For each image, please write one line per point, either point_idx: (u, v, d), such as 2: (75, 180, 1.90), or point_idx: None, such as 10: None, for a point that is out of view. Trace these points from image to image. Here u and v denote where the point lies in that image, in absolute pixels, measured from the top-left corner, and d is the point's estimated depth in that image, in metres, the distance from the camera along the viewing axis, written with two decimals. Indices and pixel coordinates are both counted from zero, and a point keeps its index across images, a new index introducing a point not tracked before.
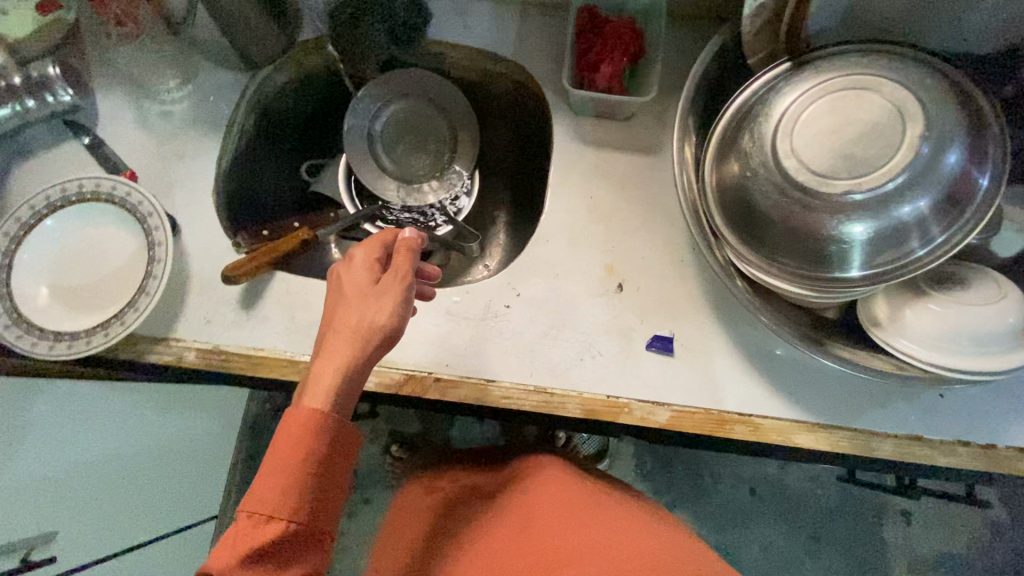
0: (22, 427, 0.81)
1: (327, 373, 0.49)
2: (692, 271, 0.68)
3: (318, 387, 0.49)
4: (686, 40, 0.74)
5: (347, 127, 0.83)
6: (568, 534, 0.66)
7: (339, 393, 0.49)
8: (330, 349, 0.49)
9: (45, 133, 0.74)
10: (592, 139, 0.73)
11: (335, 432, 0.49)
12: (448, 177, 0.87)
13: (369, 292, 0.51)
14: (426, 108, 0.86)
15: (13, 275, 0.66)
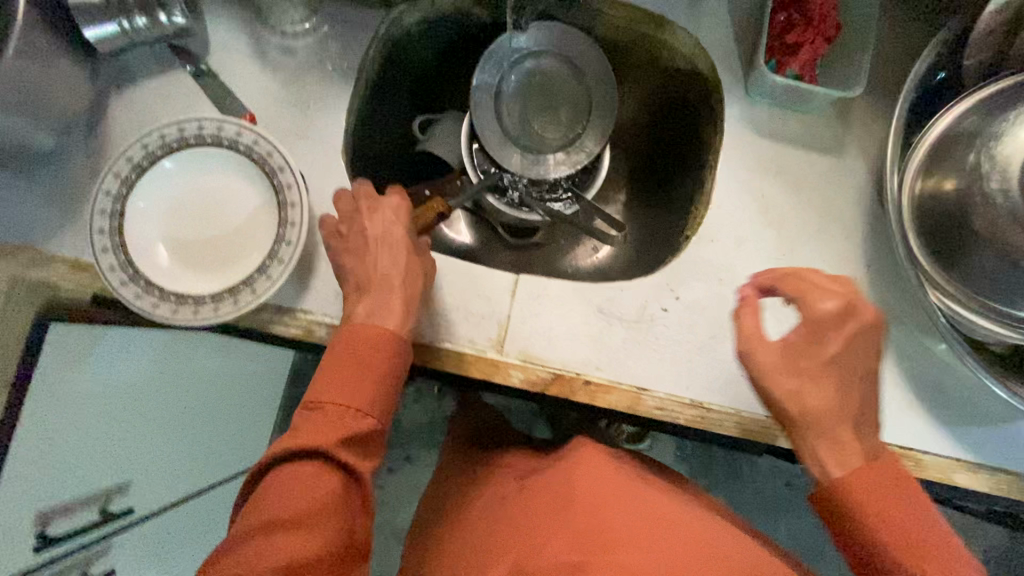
0: (106, 375, 0.73)
1: (373, 331, 0.51)
2: (865, 291, 0.63)
3: (367, 344, 0.51)
4: (888, 29, 0.65)
5: (474, 84, 0.73)
6: (613, 517, 0.50)
7: (388, 354, 0.51)
8: (376, 317, 0.52)
9: (150, 59, 0.64)
10: (768, 132, 0.66)
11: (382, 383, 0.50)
12: (577, 151, 0.75)
13: (406, 256, 0.56)
14: (564, 72, 0.76)
15: (126, 224, 0.58)
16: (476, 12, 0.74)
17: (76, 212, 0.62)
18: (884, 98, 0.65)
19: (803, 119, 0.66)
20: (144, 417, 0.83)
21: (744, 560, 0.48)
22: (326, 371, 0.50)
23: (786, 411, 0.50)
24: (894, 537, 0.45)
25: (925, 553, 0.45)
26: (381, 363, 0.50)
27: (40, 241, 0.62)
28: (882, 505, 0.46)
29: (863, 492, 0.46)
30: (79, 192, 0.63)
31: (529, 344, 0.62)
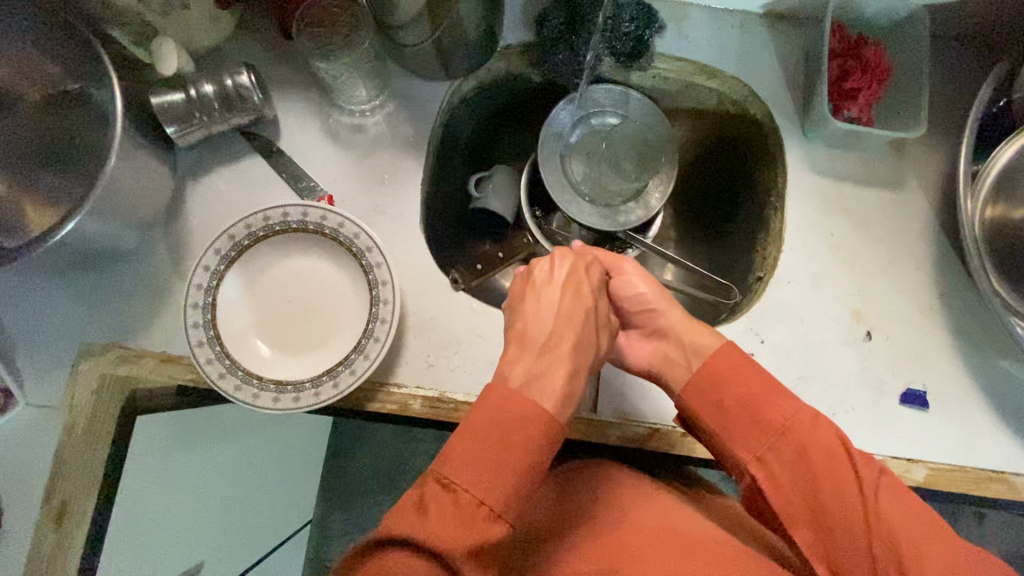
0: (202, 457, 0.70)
1: (525, 402, 0.42)
2: (943, 320, 0.65)
3: (518, 413, 0.41)
4: (934, 66, 0.68)
5: (541, 140, 0.74)
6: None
7: (532, 426, 0.41)
8: (500, 417, 0.41)
9: (225, 149, 0.65)
10: (830, 171, 0.67)
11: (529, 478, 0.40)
12: (645, 199, 0.76)
13: (584, 320, 0.52)
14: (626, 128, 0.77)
15: (219, 316, 0.59)
16: (528, 73, 0.75)
17: (161, 305, 0.63)
18: (940, 131, 0.67)
19: (861, 157, 0.68)
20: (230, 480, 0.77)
21: (714, 410, 0.49)
22: (466, 433, 0.40)
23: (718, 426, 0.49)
24: (755, 387, 0.48)
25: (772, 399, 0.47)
26: (534, 442, 0.41)
27: (127, 337, 0.62)
28: (738, 371, 0.49)
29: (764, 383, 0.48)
30: (163, 285, 0.63)
31: (622, 401, 0.62)
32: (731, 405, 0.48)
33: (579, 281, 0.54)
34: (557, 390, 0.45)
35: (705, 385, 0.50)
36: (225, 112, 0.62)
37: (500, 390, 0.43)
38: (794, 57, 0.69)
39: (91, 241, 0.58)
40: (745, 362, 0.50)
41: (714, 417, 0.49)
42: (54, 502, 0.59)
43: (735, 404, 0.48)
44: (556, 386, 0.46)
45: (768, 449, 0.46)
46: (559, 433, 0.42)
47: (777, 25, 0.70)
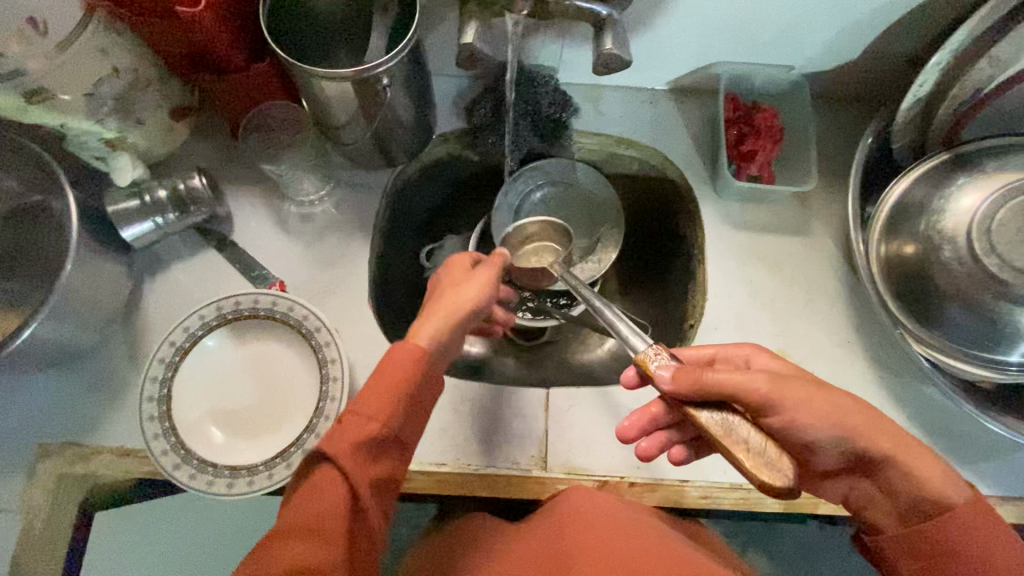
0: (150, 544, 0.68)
1: (405, 351, 0.45)
2: (861, 352, 0.69)
3: (398, 360, 0.45)
4: (821, 123, 0.76)
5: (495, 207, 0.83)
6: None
7: (411, 371, 0.44)
8: (383, 371, 0.44)
9: (180, 245, 0.70)
10: (742, 223, 0.74)
11: (418, 397, 0.45)
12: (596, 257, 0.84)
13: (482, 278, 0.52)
14: (571, 195, 0.85)
15: (174, 406, 0.61)
16: (465, 154, 0.82)
17: (119, 400, 0.65)
18: (836, 180, 0.74)
19: (769, 208, 0.74)
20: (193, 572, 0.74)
21: (916, 546, 0.45)
22: (371, 385, 0.44)
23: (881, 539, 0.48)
24: (987, 555, 0.43)
25: (994, 559, 0.43)
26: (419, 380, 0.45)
27: (85, 435, 0.64)
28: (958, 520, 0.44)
29: (986, 555, 0.43)
30: (122, 380, 0.65)
31: (571, 455, 0.65)
32: (938, 558, 0.44)
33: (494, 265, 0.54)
34: (433, 327, 0.47)
35: (913, 539, 0.45)
36: (180, 213, 0.67)
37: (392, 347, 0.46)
38: (701, 123, 0.77)
39: (50, 345, 0.61)
40: (1004, 537, 0.43)
41: (917, 564, 0.45)
42: None
43: (947, 560, 0.44)
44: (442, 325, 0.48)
45: None
46: (430, 356, 0.46)
47: (679, 98, 0.79)
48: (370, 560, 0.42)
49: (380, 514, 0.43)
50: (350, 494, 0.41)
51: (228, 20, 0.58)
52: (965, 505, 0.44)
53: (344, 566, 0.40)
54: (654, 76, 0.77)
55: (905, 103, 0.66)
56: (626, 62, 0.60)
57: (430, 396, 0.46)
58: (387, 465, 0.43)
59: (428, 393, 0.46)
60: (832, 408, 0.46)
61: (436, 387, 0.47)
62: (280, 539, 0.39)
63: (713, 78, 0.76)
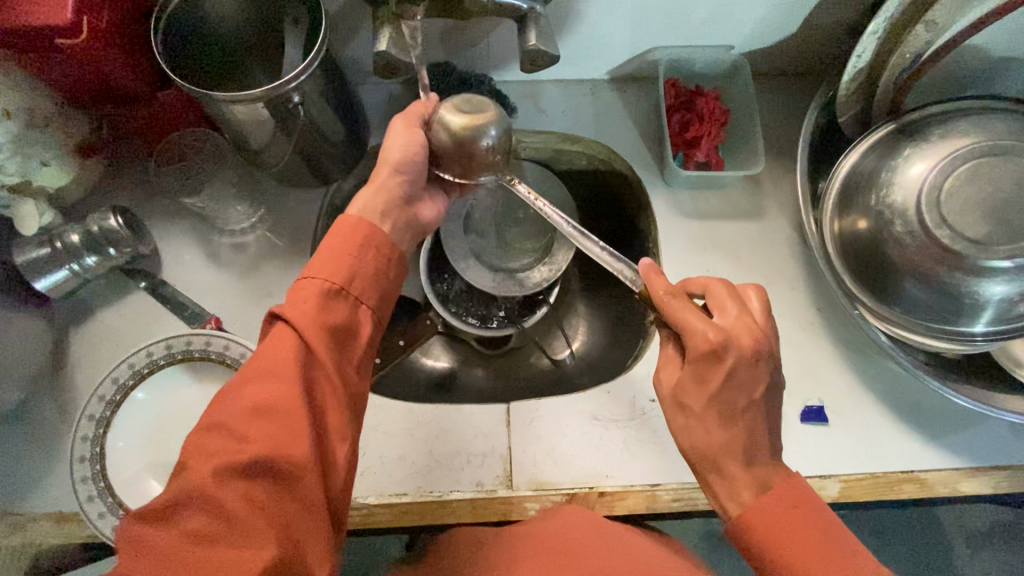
0: None
1: (345, 217, 0.47)
2: (824, 332, 0.68)
3: (340, 222, 0.47)
4: (765, 103, 0.74)
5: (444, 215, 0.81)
6: None
7: (351, 237, 0.47)
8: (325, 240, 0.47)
9: (104, 289, 0.66)
10: (694, 211, 0.72)
11: (363, 254, 0.47)
12: (553, 257, 0.81)
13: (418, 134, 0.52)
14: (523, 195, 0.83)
15: (109, 464, 0.57)
16: None
17: (52, 461, 0.61)
18: (785, 160, 0.73)
19: (721, 193, 0.72)
20: None
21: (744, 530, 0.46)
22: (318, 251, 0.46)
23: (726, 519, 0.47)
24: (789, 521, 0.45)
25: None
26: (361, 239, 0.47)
27: (17, 502, 0.59)
28: (765, 529, 0.45)
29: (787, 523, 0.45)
30: (53, 439, 0.61)
31: (537, 471, 0.62)
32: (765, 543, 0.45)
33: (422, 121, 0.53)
34: (362, 200, 0.50)
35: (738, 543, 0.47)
36: (100, 256, 0.62)
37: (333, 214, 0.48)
38: (644, 112, 0.75)
39: None
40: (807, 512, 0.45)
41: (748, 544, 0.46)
42: None
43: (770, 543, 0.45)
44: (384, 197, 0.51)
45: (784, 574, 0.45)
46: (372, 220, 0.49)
47: (620, 87, 0.76)
48: (336, 417, 0.43)
49: (339, 363, 0.44)
50: (303, 339, 0.42)
51: (118, 46, 0.54)
52: (762, 510, 0.45)
53: (302, 400, 0.41)
54: (592, 67, 0.74)
55: (846, 76, 0.64)
56: (554, 57, 0.57)
57: (379, 261, 0.47)
58: (340, 313, 0.45)
59: (377, 253, 0.47)
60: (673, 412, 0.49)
61: (387, 242, 0.48)
62: (234, 391, 0.41)
63: (652, 64, 0.74)
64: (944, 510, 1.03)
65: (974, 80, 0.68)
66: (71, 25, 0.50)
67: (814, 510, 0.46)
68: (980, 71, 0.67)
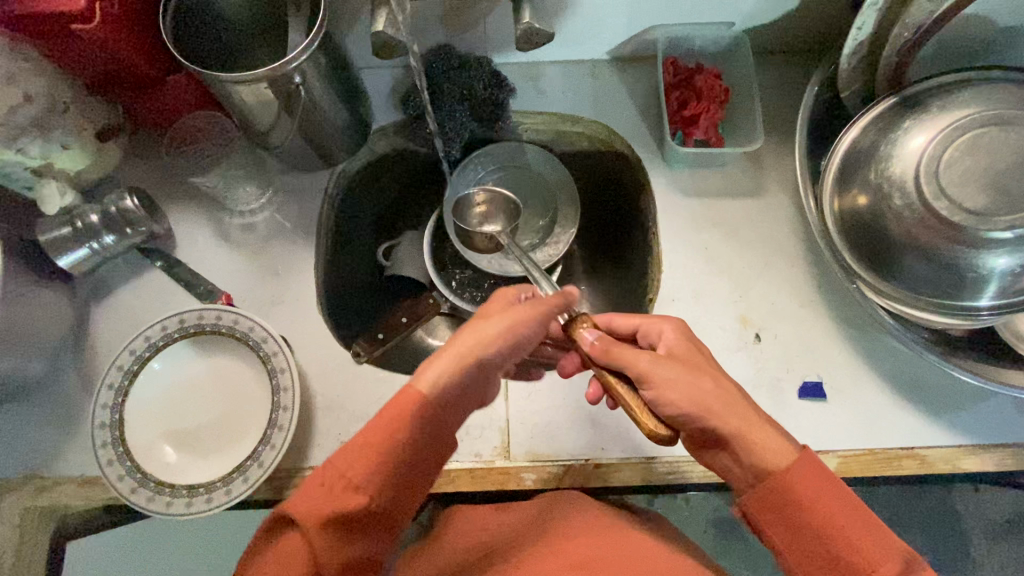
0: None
1: (407, 405, 0.43)
2: (824, 309, 0.68)
3: (403, 402, 0.44)
4: (767, 81, 0.74)
5: (447, 195, 0.80)
6: None
7: (399, 428, 0.42)
8: (375, 423, 0.42)
9: (123, 268, 0.69)
10: (694, 189, 0.72)
11: (410, 454, 0.43)
12: (555, 236, 0.82)
13: (531, 310, 0.51)
14: (523, 176, 0.83)
15: (128, 430, 0.60)
16: (410, 148, 0.81)
17: (75, 429, 0.64)
18: (786, 137, 0.72)
19: (720, 171, 0.72)
20: None
21: (768, 502, 0.47)
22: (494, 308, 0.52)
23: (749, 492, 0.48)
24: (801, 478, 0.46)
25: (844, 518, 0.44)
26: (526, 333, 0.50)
27: (44, 467, 0.63)
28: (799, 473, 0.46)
29: (800, 482, 0.45)
30: (75, 409, 0.65)
31: (533, 443, 0.64)
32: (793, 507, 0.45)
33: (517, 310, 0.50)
34: (437, 371, 0.45)
35: (770, 503, 0.46)
36: (118, 236, 0.66)
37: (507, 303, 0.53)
38: (644, 92, 0.75)
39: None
40: (818, 472, 0.46)
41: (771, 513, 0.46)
42: None
43: (797, 507, 0.45)
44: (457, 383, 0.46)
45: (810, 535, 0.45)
46: (435, 404, 0.44)
47: (620, 67, 0.77)
48: None
49: None
50: (313, 560, 0.39)
51: (132, 33, 0.57)
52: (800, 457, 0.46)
53: None
54: (592, 48, 0.75)
55: (846, 50, 0.64)
56: (549, 34, 0.58)
57: (420, 466, 0.43)
58: (366, 535, 0.41)
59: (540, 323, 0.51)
60: (689, 390, 0.49)
61: (442, 450, 0.45)
62: None
63: (650, 44, 0.74)
64: (961, 497, 1.01)
65: (981, 52, 0.67)
66: (85, 12, 0.52)
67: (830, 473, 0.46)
68: (986, 42, 0.66)
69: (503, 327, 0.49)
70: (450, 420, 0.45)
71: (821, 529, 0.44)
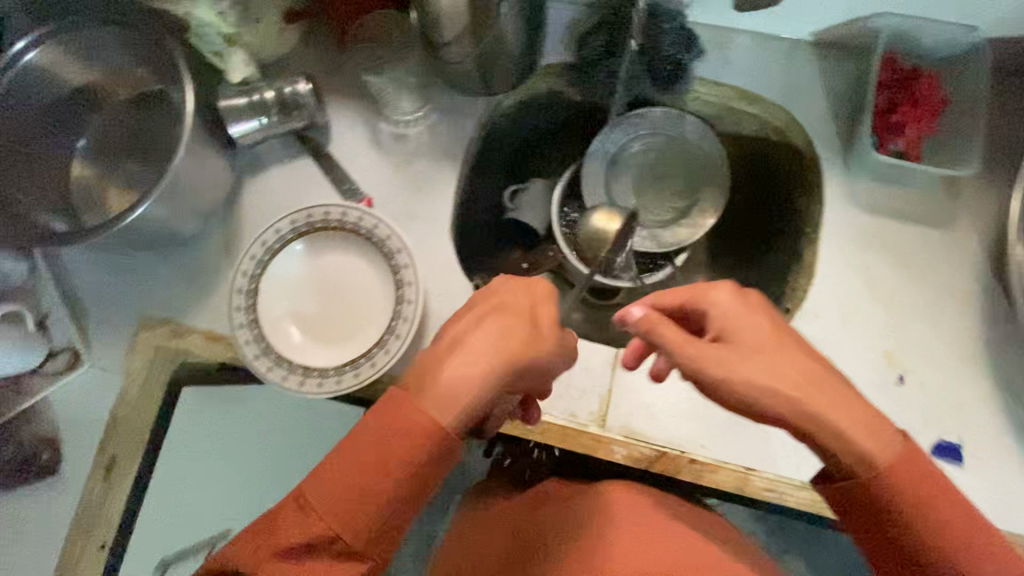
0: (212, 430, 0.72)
1: (389, 444, 0.40)
2: (986, 370, 0.61)
3: (408, 419, 0.40)
4: (994, 103, 0.65)
5: (590, 149, 0.78)
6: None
7: (376, 469, 0.39)
8: (345, 461, 0.40)
9: (278, 149, 0.71)
10: (871, 204, 0.65)
11: (387, 495, 0.40)
12: (692, 220, 0.77)
13: (513, 323, 0.43)
14: (673, 148, 0.78)
15: (261, 302, 0.64)
16: (567, 95, 0.77)
17: (213, 288, 0.69)
18: (997, 171, 0.64)
19: (908, 192, 0.65)
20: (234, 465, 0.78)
21: (849, 490, 0.42)
22: (499, 294, 0.46)
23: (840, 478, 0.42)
24: (885, 459, 0.41)
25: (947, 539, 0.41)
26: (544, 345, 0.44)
27: (180, 314, 0.69)
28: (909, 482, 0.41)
29: (885, 471, 0.40)
30: (215, 270, 0.69)
31: (631, 419, 0.62)
32: (869, 494, 0.41)
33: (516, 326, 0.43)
34: (447, 382, 0.41)
35: (851, 498, 0.42)
36: (283, 117, 0.67)
37: (504, 290, 0.46)
38: (842, 86, 0.68)
39: (156, 227, 0.64)
40: (905, 453, 0.41)
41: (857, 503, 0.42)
42: (103, 456, 0.67)
43: (876, 493, 0.41)
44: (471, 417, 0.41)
45: (897, 527, 0.41)
46: (421, 444, 0.40)
47: (823, 53, 0.69)
48: None
49: None
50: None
51: None
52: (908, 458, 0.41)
53: None
54: (798, 25, 0.68)
55: None
56: None
57: (399, 512, 0.40)
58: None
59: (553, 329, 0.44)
60: (764, 372, 0.41)
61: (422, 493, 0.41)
62: None
63: (868, 33, 0.66)
64: None
65: None
66: None
67: (907, 441, 0.41)
68: None
69: (522, 324, 0.44)
70: (440, 468, 0.41)
71: (914, 508, 0.41)
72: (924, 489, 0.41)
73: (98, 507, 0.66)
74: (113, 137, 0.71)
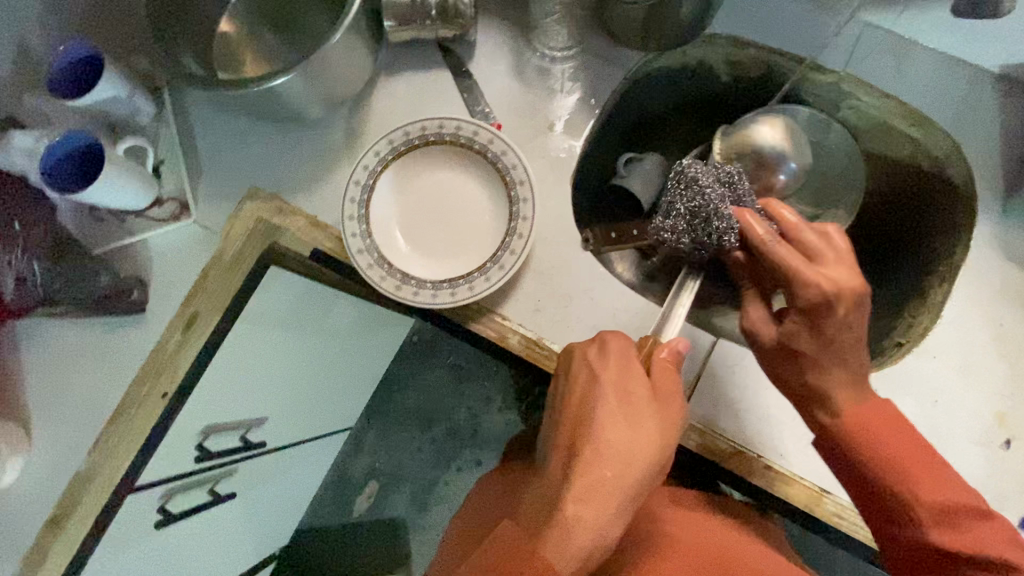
0: (288, 314, 0.73)
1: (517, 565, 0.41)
2: None
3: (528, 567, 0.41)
4: None
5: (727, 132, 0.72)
6: None
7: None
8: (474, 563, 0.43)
9: (420, 57, 0.70)
10: (1019, 259, 0.62)
11: None
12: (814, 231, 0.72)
13: (642, 397, 0.49)
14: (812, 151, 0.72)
15: (373, 199, 0.64)
16: (720, 69, 0.74)
17: (328, 176, 0.70)
18: None
19: None
20: (292, 355, 0.79)
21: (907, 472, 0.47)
22: (587, 400, 0.49)
23: (892, 475, 0.47)
24: (898, 460, 0.47)
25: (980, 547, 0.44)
26: (613, 478, 0.45)
27: (294, 195, 0.70)
28: (865, 428, 0.49)
29: (869, 425, 0.49)
30: (335, 160, 0.70)
31: (712, 410, 0.61)
32: (897, 476, 0.47)
33: (632, 371, 0.50)
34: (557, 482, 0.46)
35: (881, 464, 0.48)
36: (437, 24, 0.66)
37: (609, 402, 0.48)
38: (1020, 127, 0.64)
39: (291, 103, 0.63)
40: (915, 443, 0.48)
41: (935, 511, 0.45)
42: (187, 311, 0.68)
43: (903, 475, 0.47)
44: (580, 541, 0.42)
45: (940, 519, 0.45)
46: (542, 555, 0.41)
47: (1010, 90, 0.64)
48: None
49: None
50: None
51: None
52: (882, 412, 0.49)
53: None
54: (992, 51, 0.63)
55: None
56: None
57: None
58: None
59: (647, 468, 0.46)
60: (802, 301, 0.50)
61: None
62: None
63: None
64: None
65: None
66: None
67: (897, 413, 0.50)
68: None
69: (596, 463, 0.45)
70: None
71: (902, 477, 0.47)
72: (920, 466, 0.47)
73: (170, 360, 0.67)
74: (268, 2, 0.70)
